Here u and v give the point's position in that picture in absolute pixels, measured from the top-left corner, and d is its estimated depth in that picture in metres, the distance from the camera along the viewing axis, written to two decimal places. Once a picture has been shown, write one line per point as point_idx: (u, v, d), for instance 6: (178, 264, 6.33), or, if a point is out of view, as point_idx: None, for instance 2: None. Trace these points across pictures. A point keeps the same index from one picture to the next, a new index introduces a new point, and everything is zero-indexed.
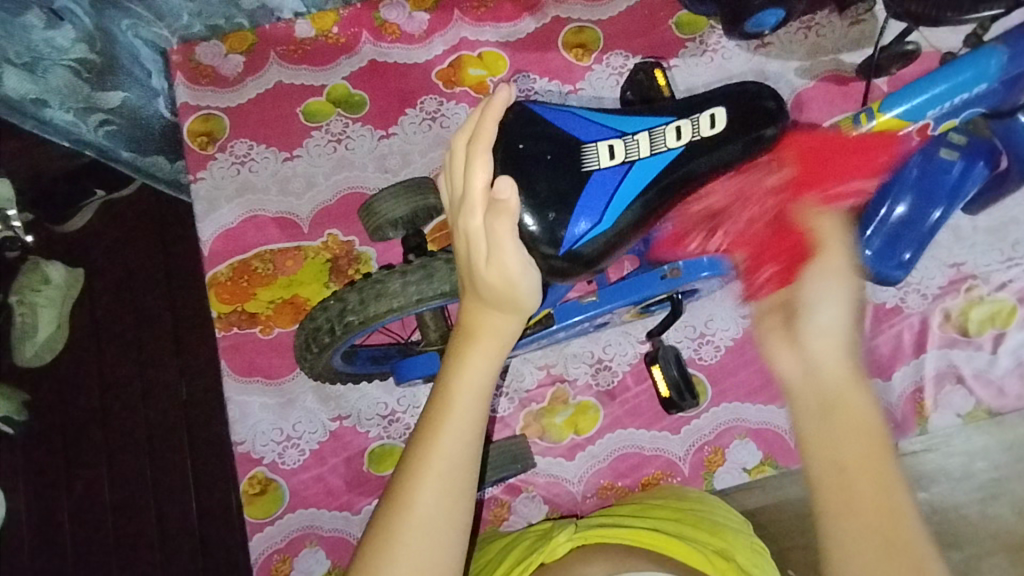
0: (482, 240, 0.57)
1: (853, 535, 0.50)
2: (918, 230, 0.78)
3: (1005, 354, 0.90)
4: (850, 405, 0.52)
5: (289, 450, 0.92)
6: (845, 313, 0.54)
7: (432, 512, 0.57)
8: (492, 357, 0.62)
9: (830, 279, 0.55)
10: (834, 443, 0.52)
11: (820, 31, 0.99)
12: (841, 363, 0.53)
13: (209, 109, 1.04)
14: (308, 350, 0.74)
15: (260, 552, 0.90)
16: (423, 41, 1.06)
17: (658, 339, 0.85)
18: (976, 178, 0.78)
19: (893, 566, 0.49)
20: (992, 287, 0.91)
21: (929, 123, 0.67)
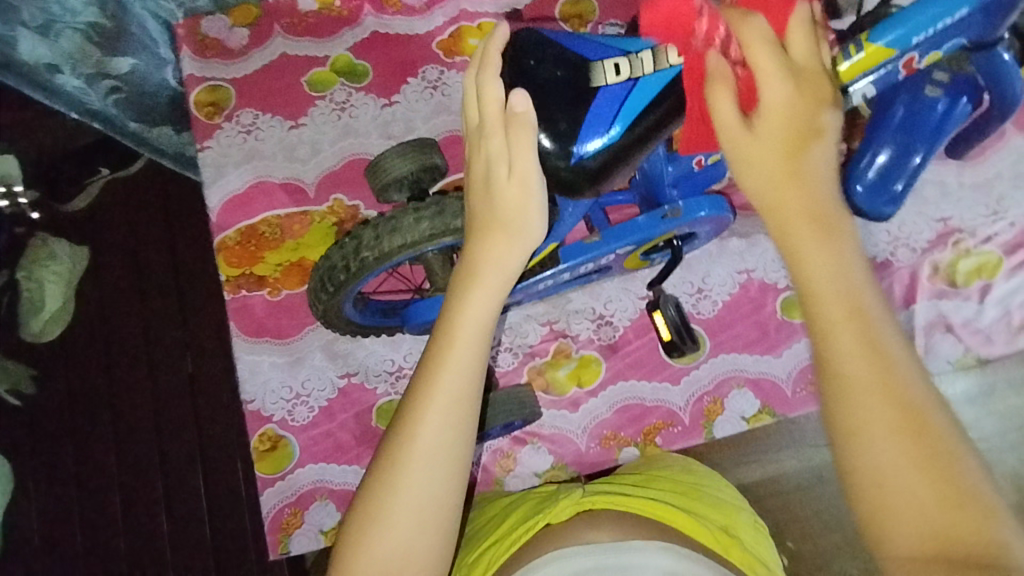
0: (503, 156, 0.60)
1: (886, 448, 0.49)
2: (906, 168, 0.80)
3: (992, 304, 0.93)
4: (835, 241, 0.54)
5: (298, 407, 0.94)
6: (781, 112, 0.56)
7: (436, 444, 0.58)
8: (494, 294, 0.61)
9: (800, 93, 0.56)
10: (830, 265, 0.53)
11: None
12: (790, 173, 0.55)
13: (215, 80, 1.07)
14: (324, 290, 0.76)
15: (271, 506, 0.92)
16: (423, 12, 1.09)
17: (659, 287, 0.86)
18: (961, 115, 0.79)
19: (927, 467, 0.48)
20: (978, 240, 0.94)
21: (914, 56, 0.70)
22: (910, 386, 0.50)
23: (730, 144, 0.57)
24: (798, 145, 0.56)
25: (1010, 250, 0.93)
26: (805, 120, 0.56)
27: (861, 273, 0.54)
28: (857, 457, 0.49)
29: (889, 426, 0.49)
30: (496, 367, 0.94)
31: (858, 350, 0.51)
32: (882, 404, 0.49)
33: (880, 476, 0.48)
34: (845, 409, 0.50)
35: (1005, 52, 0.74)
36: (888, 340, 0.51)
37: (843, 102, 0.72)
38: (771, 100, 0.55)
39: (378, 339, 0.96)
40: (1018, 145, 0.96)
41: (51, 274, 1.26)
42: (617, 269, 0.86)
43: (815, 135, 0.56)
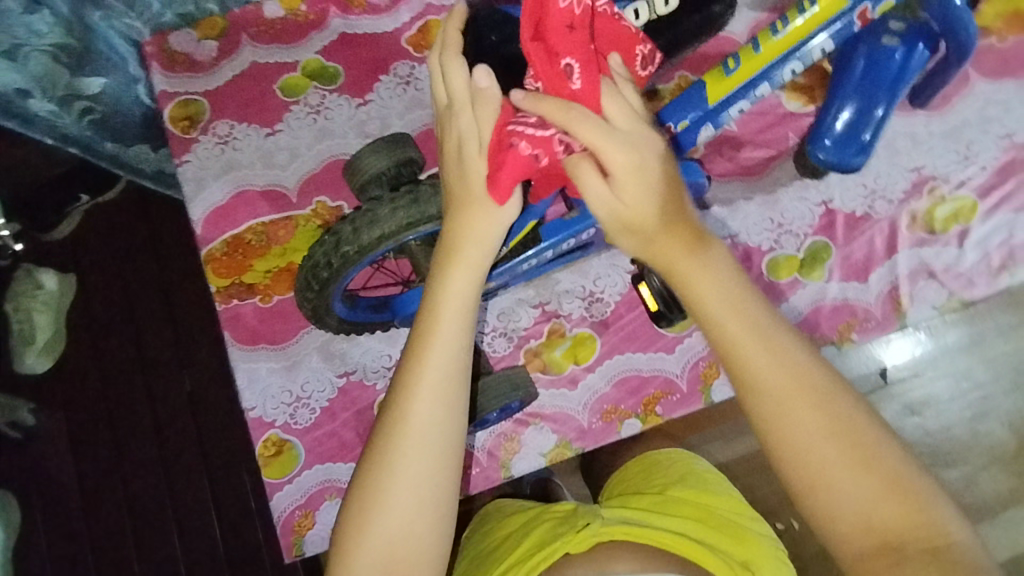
0: (473, 131, 0.61)
1: (820, 463, 0.55)
2: (871, 119, 0.82)
3: (971, 247, 0.94)
4: (717, 267, 0.59)
5: (300, 410, 0.95)
6: (638, 177, 0.54)
7: (431, 424, 0.60)
8: (475, 269, 0.63)
9: (639, 163, 0.54)
10: (738, 328, 0.58)
11: None
12: (689, 253, 0.58)
13: (188, 94, 1.07)
14: (309, 288, 0.78)
15: (282, 510, 0.92)
16: (389, 10, 1.09)
17: (643, 259, 0.88)
18: (918, 63, 0.82)
19: (869, 470, 0.55)
20: (953, 186, 0.96)
21: (868, 7, 0.72)
22: (817, 384, 0.57)
23: (611, 223, 0.57)
24: (694, 244, 0.58)
25: (984, 194, 0.95)
26: (645, 175, 0.55)
27: (766, 321, 0.59)
28: (781, 456, 0.57)
29: (822, 438, 0.56)
30: (492, 352, 0.95)
31: (782, 389, 0.57)
32: (812, 424, 0.56)
33: (825, 477, 0.55)
34: (774, 437, 0.57)
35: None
36: (800, 365, 0.57)
37: (803, 58, 0.75)
38: (624, 189, 0.55)
39: (373, 336, 0.96)
40: (982, 90, 0.98)
41: (39, 303, 1.28)
42: (599, 243, 0.88)
43: (676, 209, 0.57)
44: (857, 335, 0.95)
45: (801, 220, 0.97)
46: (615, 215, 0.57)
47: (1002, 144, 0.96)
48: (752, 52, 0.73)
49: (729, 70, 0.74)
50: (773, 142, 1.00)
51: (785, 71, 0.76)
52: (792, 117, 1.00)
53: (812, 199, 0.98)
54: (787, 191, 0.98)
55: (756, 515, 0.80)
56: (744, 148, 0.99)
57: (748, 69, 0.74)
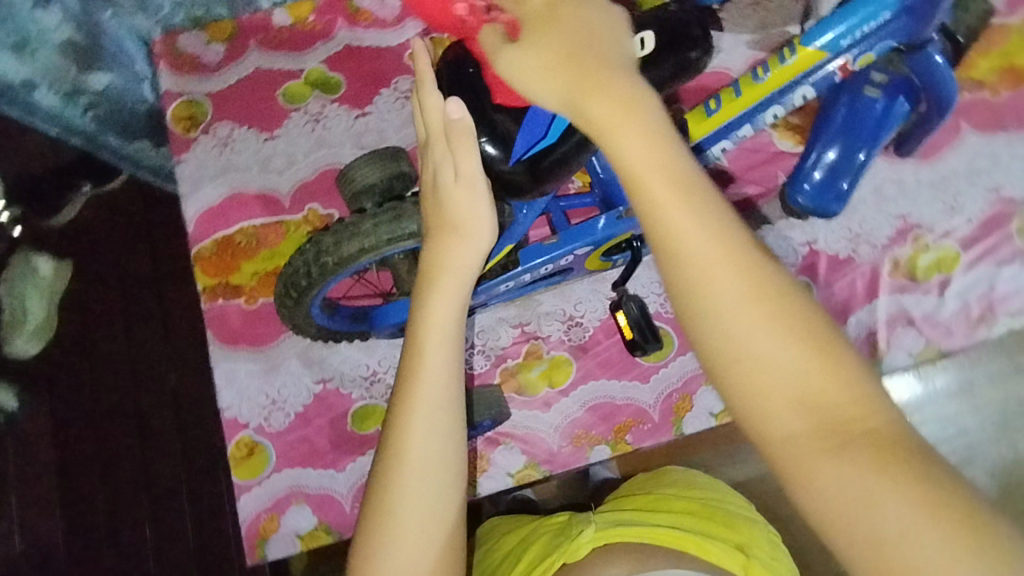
0: (448, 161, 0.63)
1: (747, 361, 0.46)
2: (850, 167, 0.87)
3: (951, 297, 0.95)
4: (678, 182, 0.49)
5: (274, 413, 0.96)
6: (578, 54, 0.53)
7: (427, 454, 0.60)
8: (454, 295, 0.64)
9: (566, 30, 0.54)
10: (680, 220, 0.48)
11: (768, 8, 1.07)
12: (627, 123, 0.50)
13: (192, 95, 1.09)
14: (289, 295, 0.79)
15: (248, 512, 0.93)
16: (395, 25, 1.11)
17: (623, 288, 0.89)
18: (899, 115, 0.85)
19: (802, 352, 0.46)
20: (937, 235, 0.97)
21: (847, 62, 0.73)
22: (777, 296, 0.47)
23: (510, 72, 0.57)
24: (640, 120, 0.50)
25: (968, 245, 0.96)
26: (577, 59, 0.53)
27: (714, 211, 0.49)
28: (716, 344, 0.47)
29: (751, 317, 0.47)
30: (469, 369, 0.96)
31: (722, 272, 0.47)
32: (753, 318, 0.47)
33: (760, 363, 0.46)
34: (707, 312, 0.47)
35: (937, 55, 0.75)
36: (751, 264, 0.48)
37: (784, 104, 0.77)
38: (537, 31, 0.55)
39: (352, 345, 0.97)
40: (974, 143, 0.99)
41: (31, 286, 1.24)
42: (579, 269, 0.89)
43: (643, 112, 0.51)
44: None
45: (785, 259, 0.98)
46: (545, 76, 0.54)
47: (989, 196, 0.97)
48: (731, 95, 0.75)
49: (711, 110, 0.76)
50: (762, 179, 1.01)
51: (766, 116, 0.77)
52: (782, 157, 1.01)
53: (797, 238, 0.98)
54: (772, 229, 0.99)
55: (746, 503, 0.83)
56: (733, 184, 1.01)
57: (726, 112, 0.75)
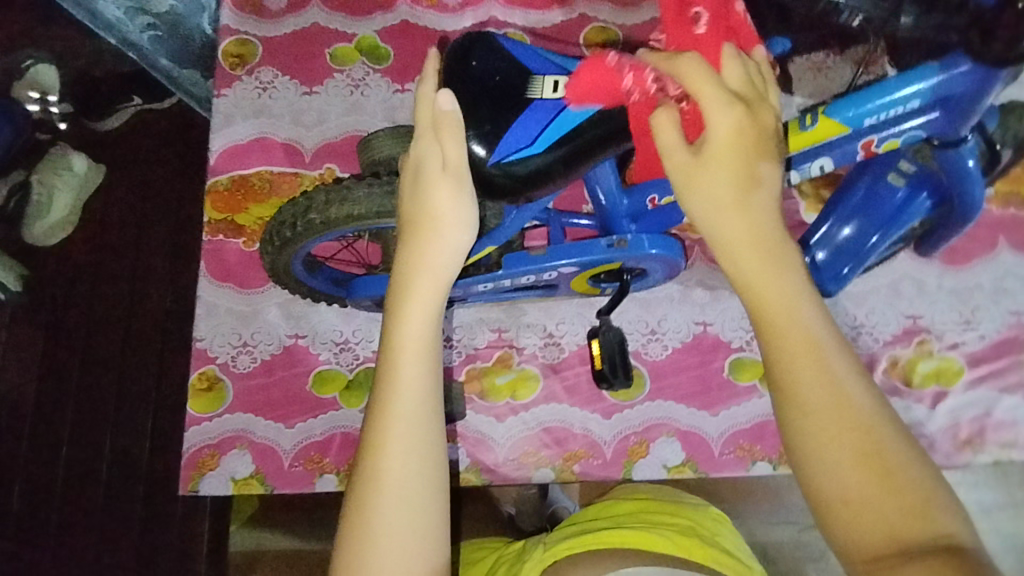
0: (435, 154, 0.63)
1: (818, 435, 0.49)
2: (859, 250, 0.84)
3: (943, 411, 0.90)
4: (807, 312, 0.52)
5: (242, 355, 0.97)
6: (746, 183, 0.53)
7: (405, 486, 0.54)
8: (431, 304, 0.60)
9: (733, 151, 0.53)
10: (775, 329, 0.52)
11: (830, 73, 1.03)
12: (755, 239, 0.53)
13: (247, 35, 1.12)
14: (270, 242, 0.80)
15: (191, 444, 0.94)
16: (455, 11, 1.12)
17: (606, 318, 0.86)
18: (919, 208, 0.82)
19: (858, 463, 0.48)
20: (944, 344, 0.92)
21: (872, 140, 0.71)
22: (853, 409, 0.49)
23: (680, 172, 0.55)
24: (776, 244, 0.54)
25: (973, 363, 0.91)
26: (755, 205, 0.53)
27: (823, 316, 0.52)
28: (806, 470, 0.50)
29: (828, 406, 0.49)
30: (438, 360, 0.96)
31: (816, 397, 0.50)
32: (837, 438, 0.49)
33: (832, 492, 0.48)
34: (796, 417, 0.50)
35: (971, 155, 0.72)
36: (839, 382, 0.50)
37: (801, 172, 0.75)
38: (716, 133, 0.53)
39: (333, 309, 0.98)
40: (1005, 261, 0.94)
41: (66, 183, 1.22)
42: (564, 288, 0.89)
43: (768, 222, 0.54)
44: None
45: None
46: (704, 193, 0.54)
47: (1009, 319, 0.93)
48: None
49: None
50: None
51: (781, 180, 0.76)
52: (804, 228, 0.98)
53: None
54: None
55: (692, 500, 0.83)
56: None
57: None
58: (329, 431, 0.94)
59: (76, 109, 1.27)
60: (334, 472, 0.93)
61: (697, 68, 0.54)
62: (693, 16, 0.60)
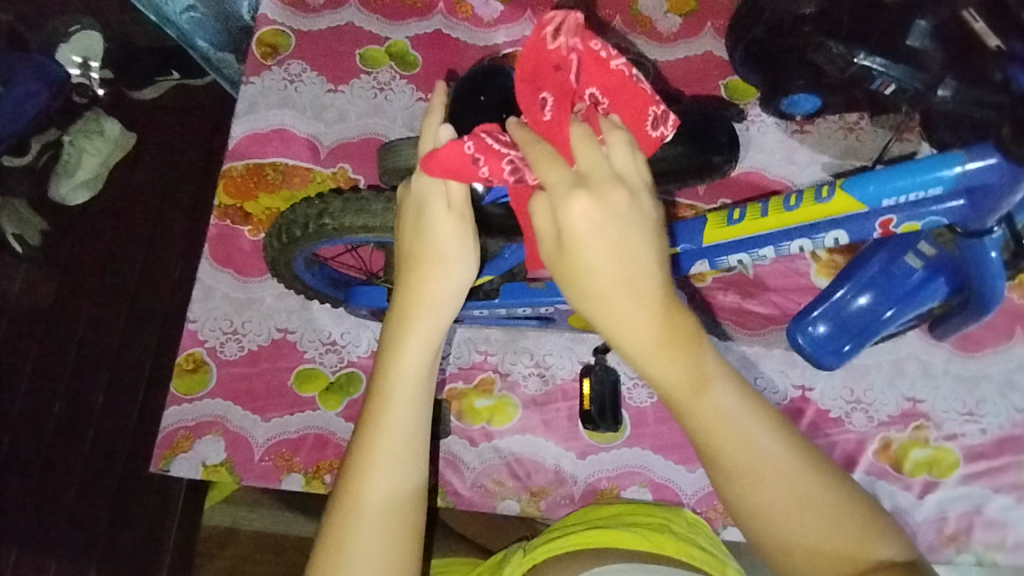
0: (439, 191, 0.59)
1: (757, 493, 0.52)
2: (868, 324, 0.84)
3: (931, 503, 0.86)
4: (718, 400, 0.53)
5: (230, 342, 0.98)
6: (627, 256, 0.51)
7: (384, 525, 0.55)
8: (428, 346, 0.59)
9: (605, 217, 0.50)
10: (718, 429, 0.53)
11: (860, 136, 1.01)
12: (666, 347, 0.52)
13: (282, 26, 1.13)
14: (278, 238, 0.80)
15: (168, 424, 0.95)
16: (489, 27, 1.12)
17: (601, 358, 0.88)
18: (935, 293, 0.81)
19: (799, 511, 0.52)
20: (941, 433, 0.89)
21: (892, 219, 0.69)
22: (792, 476, 0.52)
23: (554, 265, 0.53)
24: (692, 338, 0.53)
25: (970, 457, 0.88)
26: (647, 293, 0.51)
27: (748, 401, 0.54)
28: (765, 536, 0.52)
29: (762, 468, 0.52)
30: None
31: (767, 484, 0.52)
32: (773, 498, 0.52)
33: (799, 551, 0.51)
34: (745, 504, 0.53)
35: (994, 247, 0.69)
36: (779, 460, 0.52)
37: (813, 241, 0.73)
38: (573, 230, 0.50)
39: (325, 309, 0.99)
40: (1017, 355, 0.91)
41: (94, 145, 1.14)
42: (562, 322, 0.89)
43: (682, 319, 0.53)
44: None
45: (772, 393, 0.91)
46: (586, 278, 0.51)
47: (1014, 416, 0.89)
48: (757, 214, 0.72)
49: (731, 219, 0.73)
50: (779, 305, 0.96)
51: (792, 246, 0.73)
52: (810, 291, 0.96)
53: (792, 378, 0.92)
54: (771, 358, 0.93)
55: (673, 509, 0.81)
56: (748, 299, 0.96)
57: (746, 228, 0.72)
58: (303, 430, 0.95)
59: (116, 76, 1.17)
60: (301, 472, 0.93)
61: (548, 164, 0.51)
62: (541, 100, 0.56)
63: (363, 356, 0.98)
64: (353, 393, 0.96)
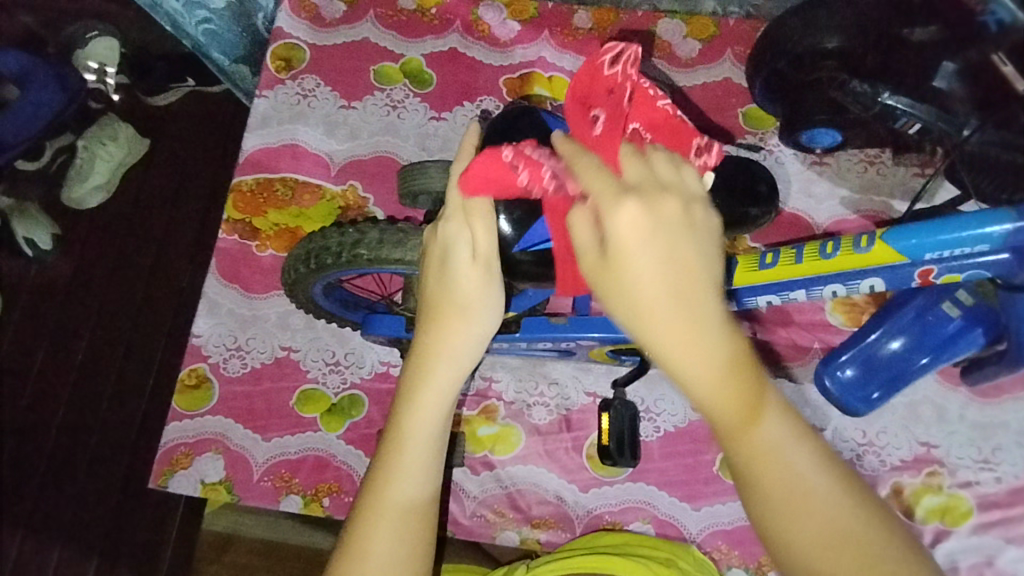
0: (466, 239, 0.61)
1: (782, 506, 0.50)
2: (901, 369, 0.84)
3: (943, 552, 0.84)
4: (767, 429, 0.51)
5: (233, 359, 0.97)
6: (680, 275, 0.49)
7: (388, 566, 0.56)
8: (446, 393, 0.61)
9: (654, 229, 0.49)
10: (766, 460, 0.51)
11: (881, 169, 1.00)
12: (718, 367, 0.50)
13: (297, 40, 1.12)
14: (305, 263, 0.79)
15: (169, 439, 0.94)
16: (505, 47, 1.12)
17: (620, 391, 0.85)
18: (972, 343, 0.82)
19: (824, 528, 0.50)
20: (955, 481, 0.87)
21: (931, 270, 0.71)
22: (827, 500, 0.50)
23: (593, 275, 0.51)
24: (749, 370, 0.51)
25: (984, 506, 0.86)
26: (703, 320, 0.49)
27: (794, 430, 0.52)
28: (788, 547, 0.50)
29: (788, 478, 0.50)
30: None
31: (805, 512, 0.50)
32: (801, 513, 0.50)
33: (829, 574, 0.50)
34: (774, 524, 0.51)
35: None
36: (803, 470, 0.51)
37: (847, 287, 0.75)
38: (617, 228, 0.49)
39: (331, 329, 0.99)
40: None
41: (107, 151, 1.12)
42: (581, 355, 0.89)
43: (743, 352, 0.51)
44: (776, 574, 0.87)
45: None
46: (630, 287, 0.49)
47: None
48: (791, 261, 0.74)
49: (764, 263, 0.76)
50: (790, 341, 0.94)
51: (824, 291, 0.76)
52: (824, 328, 0.95)
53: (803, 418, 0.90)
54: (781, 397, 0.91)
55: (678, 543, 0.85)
56: (759, 334, 0.94)
57: (780, 273, 0.75)
58: (303, 450, 0.94)
59: (130, 81, 1.16)
60: (300, 494, 0.93)
61: (596, 172, 0.50)
62: (593, 118, 0.58)
63: (368, 377, 0.97)
64: (356, 416, 0.96)
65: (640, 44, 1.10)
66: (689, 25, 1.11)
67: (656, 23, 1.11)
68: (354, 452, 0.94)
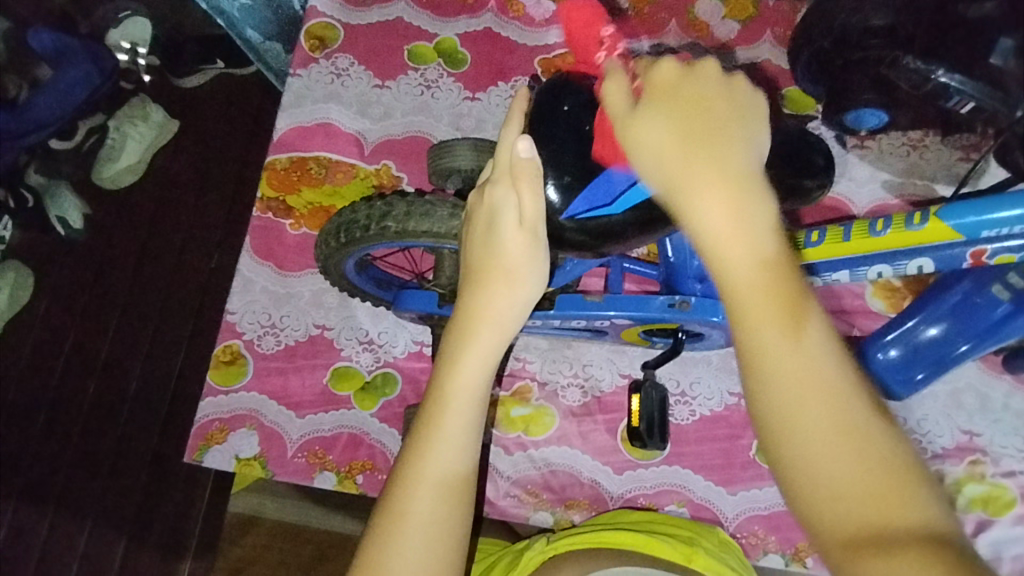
0: (512, 204, 0.61)
1: (793, 399, 0.44)
2: (942, 353, 0.83)
3: (984, 541, 0.83)
4: (810, 340, 0.45)
5: (267, 336, 0.98)
6: (696, 158, 0.48)
7: (425, 527, 0.56)
8: (487, 358, 0.60)
9: (678, 88, 0.51)
10: (802, 372, 0.44)
11: (925, 154, 0.99)
12: (741, 208, 0.47)
13: (331, 20, 1.12)
14: (335, 237, 0.79)
15: (203, 416, 0.95)
16: (540, 27, 1.11)
17: (650, 373, 0.84)
18: (1018, 327, 0.79)
19: (838, 443, 0.43)
20: (999, 470, 0.86)
21: (985, 251, 0.70)
22: (859, 419, 0.44)
23: (623, 132, 0.52)
24: (794, 279, 0.46)
25: None
26: (744, 186, 0.47)
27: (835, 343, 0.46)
28: (790, 461, 0.44)
29: (795, 382, 0.44)
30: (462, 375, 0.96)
31: (820, 423, 0.44)
32: (808, 410, 0.44)
33: (838, 511, 0.43)
34: (792, 450, 0.44)
35: None
36: (820, 357, 0.45)
37: (894, 266, 0.75)
38: (653, 83, 0.52)
39: (364, 309, 0.99)
40: None
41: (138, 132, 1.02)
42: (614, 336, 0.89)
43: (790, 267, 0.46)
44: (812, 560, 0.86)
45: None
46: (649, 138, 0.50)
47: None
48: (840, 238, 0.74)
49: (809, 241, 0.76)
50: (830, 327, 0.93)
51: (869, 271, 0.76)
52: (867, 314, 0.94)
53: None
54: None
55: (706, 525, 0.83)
56: None
57: (829, 249, 0.75)
58: (337, 428, 0.95)
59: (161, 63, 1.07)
60: (334, 471, 0.93)
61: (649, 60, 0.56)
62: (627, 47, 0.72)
63: (399, 357, 0.98)
64: (389, 394, 0.96)
65: (677, 24, 1.09)
66: (727, 5, 1.10)
67: (695, 4, 1.10)
68: (387, 431, 0.94)
